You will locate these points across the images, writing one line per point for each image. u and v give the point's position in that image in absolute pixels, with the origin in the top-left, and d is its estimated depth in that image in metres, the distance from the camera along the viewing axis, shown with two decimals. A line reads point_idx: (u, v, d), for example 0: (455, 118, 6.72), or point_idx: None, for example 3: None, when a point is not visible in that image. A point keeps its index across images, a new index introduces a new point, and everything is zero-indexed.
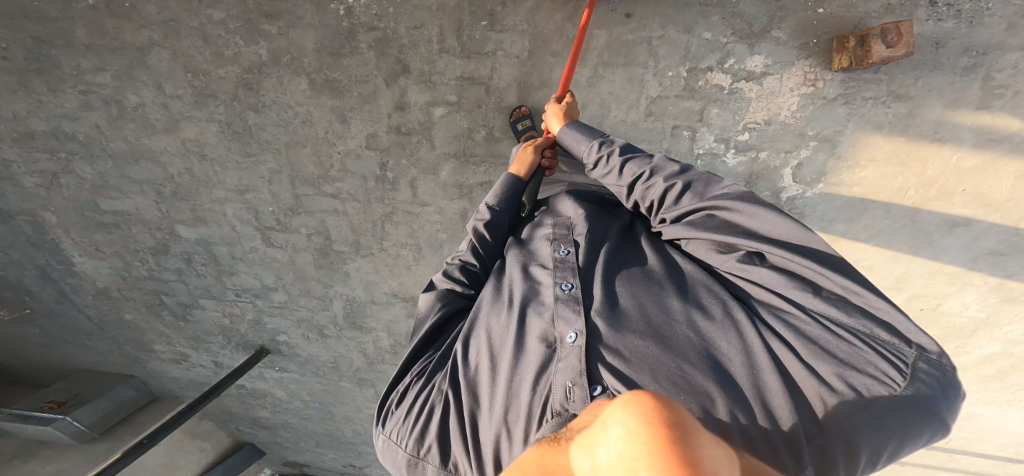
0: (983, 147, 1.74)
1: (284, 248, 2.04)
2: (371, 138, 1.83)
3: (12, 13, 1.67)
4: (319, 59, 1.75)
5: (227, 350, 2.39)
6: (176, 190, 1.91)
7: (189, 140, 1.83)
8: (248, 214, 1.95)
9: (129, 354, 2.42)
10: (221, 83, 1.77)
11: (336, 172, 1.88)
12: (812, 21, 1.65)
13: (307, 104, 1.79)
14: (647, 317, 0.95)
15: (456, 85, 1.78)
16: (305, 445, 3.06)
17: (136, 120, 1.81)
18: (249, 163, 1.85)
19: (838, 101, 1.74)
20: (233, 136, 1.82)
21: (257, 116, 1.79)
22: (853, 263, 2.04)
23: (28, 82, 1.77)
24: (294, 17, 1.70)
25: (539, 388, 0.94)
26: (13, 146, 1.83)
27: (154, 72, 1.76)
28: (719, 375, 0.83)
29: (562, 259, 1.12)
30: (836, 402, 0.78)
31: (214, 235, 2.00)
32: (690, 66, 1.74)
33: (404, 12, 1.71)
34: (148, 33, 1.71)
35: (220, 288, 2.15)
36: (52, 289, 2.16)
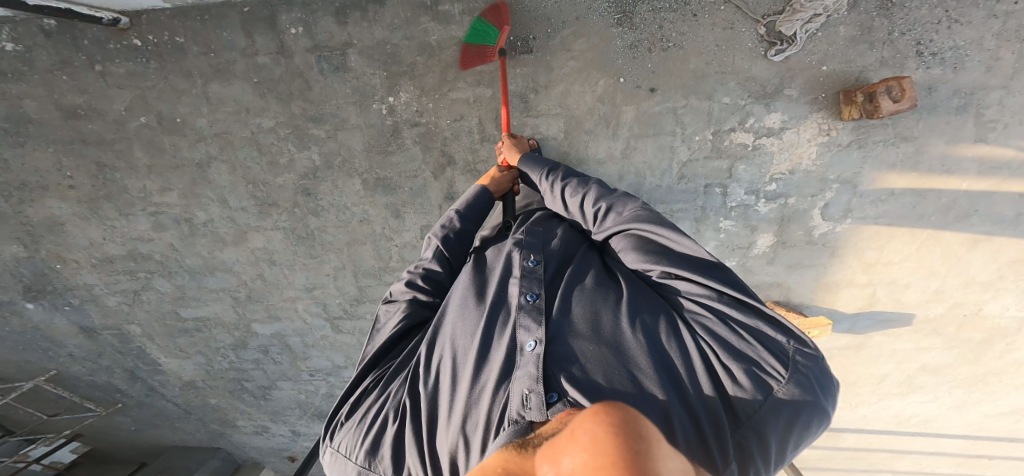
0: (986, 175, 1.72)
1: (351, 332, 2.23)
2: (424, 229, 2.00)
3: (72, 139, 1.93)
4: (369, 158, 1.91)
5: (303, 419, 2.57)
6: (250, 293, 2.12)
7: (257, 249, 2.04)
8: (317, 307, 2.15)
9: (214, 430, 2.63)
10: (279, 191, 1.95)
11: (395, 263, 2.06)
12: (818, 78, 1.67)
13: (362, 204, 1.96)
14: (593, 325, 1.00)
15: (500, 171, 1.92)
16: None
17: (206, 235, 2.02)
18: (316, 263, 2.05)
19: (852, 146, 1.73)
20: (297, 241, 2.01)
21: (318, 219, 1.98)
22: (889, 281, 1.94)
23: (99, 208, 2.01)
24: (339, 118, 1.90)
25: (501, 394, 0.94)
26: (93, 271, 2.08)
27: (216, 186, 1.96)
28: (648, 376, 0.89)
29: (530, 271, 1.14)
30: (744, 395, 0.88)
31: (287, 329, 2.22)
32: (713, 129, 1.78)
33: (443, 106, 1.87)
34: (203, 146, 1.95)
35: (296, 371, 2.35)
36: (140, 386, 2.39)
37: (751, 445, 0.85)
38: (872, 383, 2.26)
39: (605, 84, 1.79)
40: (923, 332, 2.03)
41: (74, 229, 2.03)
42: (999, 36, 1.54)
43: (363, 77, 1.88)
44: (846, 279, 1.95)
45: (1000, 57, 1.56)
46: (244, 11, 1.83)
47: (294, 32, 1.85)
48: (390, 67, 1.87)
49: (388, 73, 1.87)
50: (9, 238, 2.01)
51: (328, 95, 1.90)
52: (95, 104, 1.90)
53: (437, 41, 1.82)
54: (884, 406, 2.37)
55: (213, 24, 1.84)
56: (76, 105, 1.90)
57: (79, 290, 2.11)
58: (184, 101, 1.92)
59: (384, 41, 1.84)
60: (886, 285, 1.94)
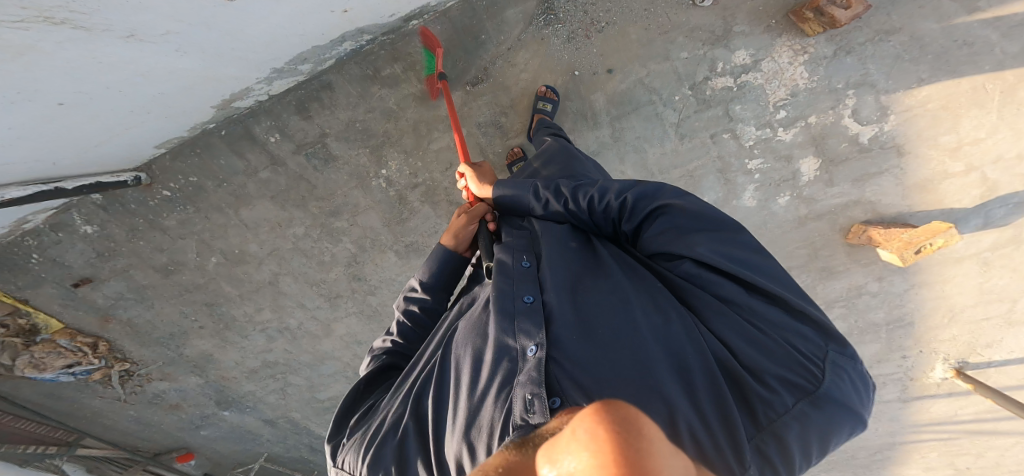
0: (1015, 34, 1.60)
1: None
2: None
3: (181, 292, 2.27)
4: (391, 231, 2.04)
5: None
6: (356, 370, 2.53)
7: (343, 335, 2.38)
8: None
9: None
10: (337, 283, 2.19)
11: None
12: (758, 8, 1.71)
13: (406, 272, 2.13)
14: (592, 325, 0.84)
15: None
16: None
17: (304, 334, 2.38)
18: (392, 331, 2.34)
19: (840, 54, 1.71)
20: (369, 318, 2.30)
21: (376, 296, 2.22)
22: (995, 159, 1.74)
23: (225, 335, 2.41)
24: (351, 205, 2.00)
25: (503, 401, 0.79)
26: (249, 380, 2.59)
27: (291, 294, 2.26)
28: (654, 373, 0.74)
29: (522, 273, 0.99)
30: (773, 401, 0.74)
31: None
32: (689, 84, 1.78)
33: (431, 159, 1.92)
34: (265, 265, 2.19)
35: None
36: (322, 453, 3.08)
37: (772, 451, 0.73)
38: None
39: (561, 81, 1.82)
40: None
41: (220, 355, 2.49)
42: None
43: (351, 160, 1.92)
44: (940, 172, 1.77)
45: None
46: (223, 134, 1.91)
47: (274, 140, 1.90)
48: (368, 142, 1.89)
49: (370, 148, 1.90)
50: (187, 372, 2.53)
51: (332, 188, 1.97)
52: (179, 258, 2.19)
53: (396, 104, 1.84)
54: None
55: (208, 156, 1.95)
56: (164, 263, 2.19)
57: (248, 396, 2.67)
58: (233, 234, 2.13)
59: (352, 121, 1.86)
60: (993, 165, 1.74)
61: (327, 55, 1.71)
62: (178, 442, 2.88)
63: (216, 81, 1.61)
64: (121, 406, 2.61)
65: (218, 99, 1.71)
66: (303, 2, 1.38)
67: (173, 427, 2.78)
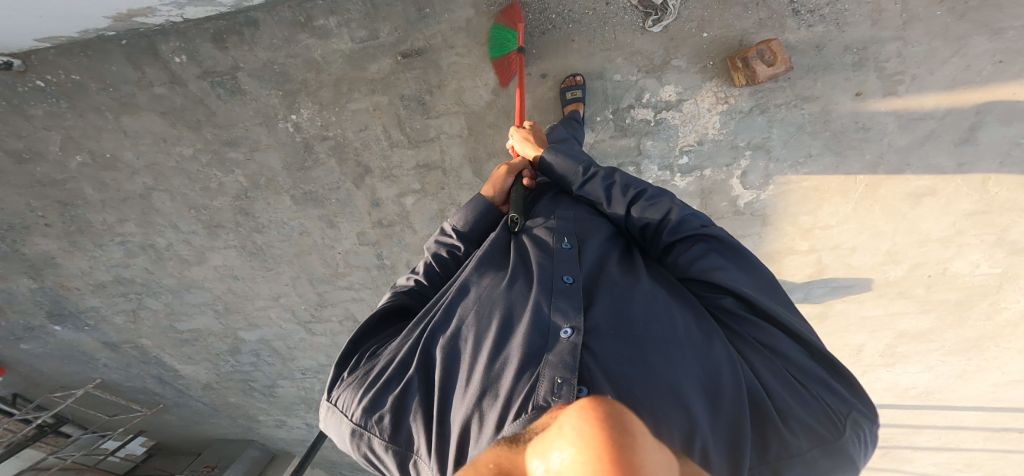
0: (908, 127, 1.78)
1: (325, 334, 2.64)
2: (361, 235, 2.24)
3: (33, 184, 2.08)
4: (290, 176, 2.08)
5: (311, 412, 3.09)
6: (227, 305, 2.51)
7: (220, 267, 2.36)
8: (287, 313, 2.53)
9: (242, 424, 3.27)
10: (220, 213, 2.18)
11: (343, 269, 2.35)
12: (702, 45, 1.74)
13: (298, 219, 2.19)
14: (634, 325, 0.90)
15: (417, 174, 2.05)
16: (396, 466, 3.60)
17: (172, 258, 2.32)
18: (273, 274, 2.38)
19: (755, 111, 1.82)
20: (250, 255, 2.31)
21: (262, 235, 2.25)
22: (834, 246, 2.09)
23: (76, 241, 2.25)
24: (251, 140, 2.01)
25: (524, 377, 0.82)
26: (94, 294, 2.43)
27: (164, 213, 2.19)
28: (689, 384, 0.81)
29: (564, 254, 1.06)
30: (785, 439, 0.79)
31: (269, 334, 2.66)
32: (613, 108, 1.86)
33: (347, 117, 1.96)
34: (140, 178, 2.09)
35: (289, 370, 2.85)
36: (170, 388, 2.97)
37: None
38: (852, 355, 2.48)
39: (499, 75, 1.85)
40: (888, 295, 2.18)
41: (64, 261, 2.31)
42: None
43: (261, 98, 1.93)
44: (787, 248, 2.14)
45: (885, 8, 1.63)
46: (124, 44, 1.82)
47: (179, 61, 1.85)
48: (284, 87, 1.91)
49: (284, 92, 1.92)
50: (19, 272, 2.31)
51: (234, 118, 1.96)
52: (36, 148, 2.00)
53: (322, 56, 1.86)
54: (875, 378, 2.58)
55: (99, 59, 1.84)
56: (19, 150, 2.00)
57: (89, 312, 2.50)
58: (107, 138, 2.00)
59: (270, 62, 1.86)
60: (829, 250, 2.10)
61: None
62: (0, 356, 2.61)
63: None
64: None
65: (114, 11, 1.65)
66: None
67: None
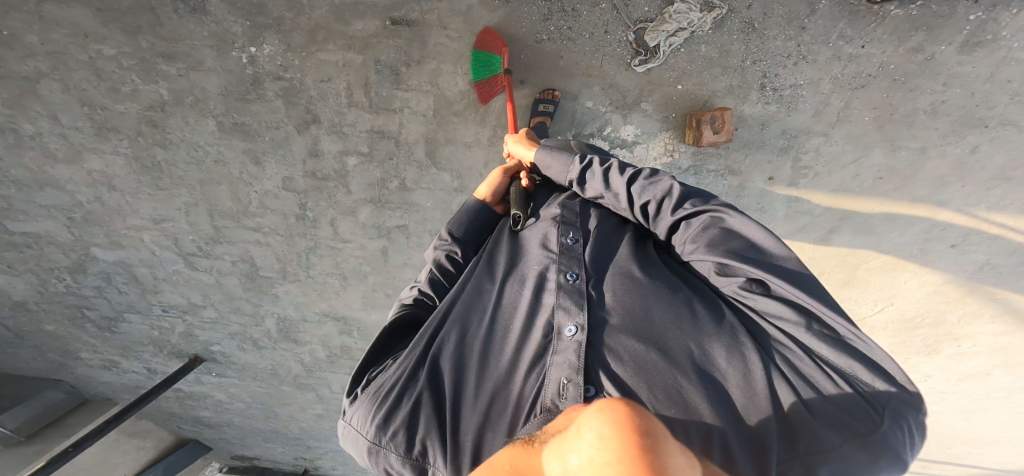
0: (793, 217, 2.10)
1: (209, 272, 2.14)
2: (286, 180, 1.96)
3: None
4: (225, 102, 1.84)
5: (159, 359, 2.43)
6: (87, 215, 1.99)
7: (95, 172, 1.91)
8: (166, 241, 2.06)
9: (54, 361, 2.41)
10: (121, 118, 1.83)
11: (256, 209, 2.00)
12: (672, 96, 1.86)
13: (218, 145, 1.90)
14: (640, 320, 1.01)
15: (368, 137, 1.90)
16: (252, 441, 2.93)
17: (35, 149, 1.85)
18: (164, 196, 1.97)
19: (690, 172, 2.00)
20: (140, 170, 1.92)
21: (166, 152, 1.90)
22: None
23: None
24: (193, 60, 1.77)
25: (535, 376, 1.00)
26: None
27: (45, 102, 1.78)
28: (700, 384, 0.89)
29: (569, 249, 1.19)
30: (809, 428, 0.81)
31: (133, 258, 2.10)
32: (576, 131, 1.91)
33: (311, 65, 1.81)
34: (33, 62, 1.71)
35: (145, 304, 2.23)
36: None
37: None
38: None
39: None
40: None
41: None
42: (835, 81, 1.79)
43: (224, 23, 1.73)
44: None
45: (830, 104, 1.83)
46: None
47: None
48: (254, 19, 1.73)
49: (252, 23, 1.74)
50: None
51: (182, 34, 1.73)
52: None
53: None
54: None
55: None
56: None
57: None
58: (12, 15, 1.65)
59: None
60: None
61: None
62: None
63: None
64: None
65: None
66: None
67: None
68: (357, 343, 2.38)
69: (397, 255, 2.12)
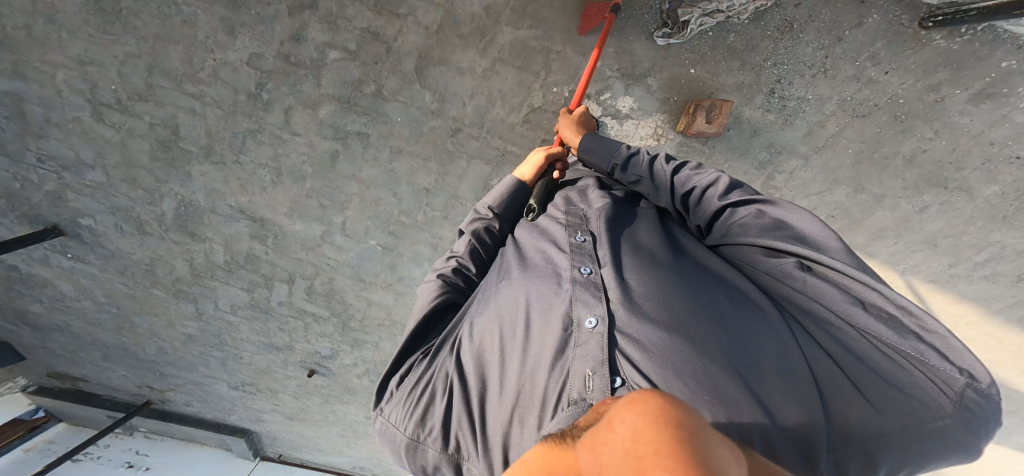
0: None
1: (116, 128, 1.78)
2: (253, 56, 1.72)
3: None
4: None
5: (2, 218, 1.88)
6: None
7: (41, 2, 1.55)
8: (82, 85, 1.69)
9: None
10: None
11: (205, 77, 1.73)
12: (682, 78, 1.84)
13: (195, 6, 1.62)
14: (672, 305, 0.91)
15: (359, 36, 1.73)
16: (85, 357, 2.38)
17: None
18: (105, 40, 1.64)
19: (670, 160, 1.99)
20: (96, 13, 1.59)
21: (133, 2, 1.59)
22: None
23: None
24: None
25: (558, 369, 0.89)
26: None
27: None
28: (755, 374, 0.80)
29: (580, 247, 1.09)
30: (871, 420, 0.76)
31: (31, 93, 1.69)
32: (573, 87, 1.87)
33: None
34: None
35: (17, 147, 1.76)
36: None
37: (855, 464, 0.76)
38: None
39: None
40: None
41: None
42: (842, 104, 1.79)
43: None
44: None
45: (824, 126, 1.85)
46: None
47: None
48: None
49: None
50: None
51: None
52: None
53: None
54: None
55: None
56: None
57: None
58: None
59: None
60: None
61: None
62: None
63: None
64: None
65: None
66: None
67: None
68: (266, 254, 2.07)
69: (347, 164, 1.91)
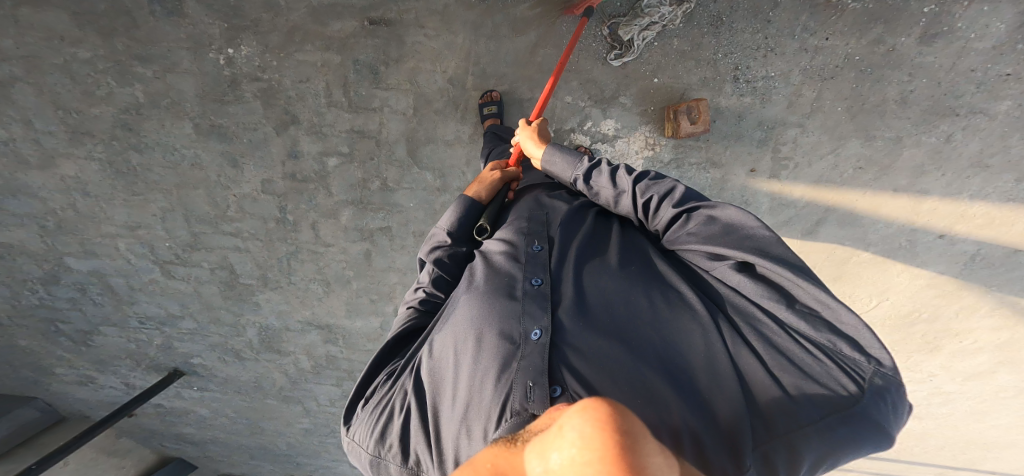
0: (777, 210, 2.05)
1: (186, 280, 2.07)
2: (265, 183, 1.90)
3: None
4: (202, 105, 1.77)
5: (138, 372, 2.33)
6: (59, 223, 1.89)
7: (68, 177, 1.82)
8: (141, 248, 1.98)
9: (25, 378, 2.26)
10: (95, 123, 1.75)
11: (232, 213, 1.94)
12: (649, 89, 1.88)
13: (193, 148, 1.83)
14: (604, 313, 0.89)
15: (347, 138, 1.86)
16: (237, 458, 2.88)
17: (6, 155, 1.76)
18: (138, 201, 1.89)
19: (672, 164, 1.98)
20: (114, 175, 1.84)
21: (140, 156, 1.82)
22: None
23: None
24: (169, 61, 1.71)
25: (502, 383, 0.80)
26: None
27: (18, 107, 1.70)
28: (666, 380, 0.78)
29: (533, 258, 1.01)
30: (786, 404, 0.75)
31: (108, 268, 2.01)
32: (556, 127, 1.92)
33: (289, 66, 1.77)
34: (7, 67, 1.65)
35: (121, 316, 2.14)
36: None
37: (778, 457, 0.73)
38: None
39: (460, 65, 1.82)
40: None
41: None
42: (806, 71, 1.80)
43: (200, 25, 1.69)
44: None
45: (801, 95, 1.84)
46: None
47: None
48: (230, 20, 1.69)
49: (228, 25, 1.70)
50: None
51: (157, 35, 1.68)
52: None
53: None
54: None
55: None
56: None
57: None
58: None
59: None
60: None
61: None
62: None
63: None
64: None
65: None
66: None
67: None
68: (342, 353, 2.34)
69: (381, 258, 2.09)
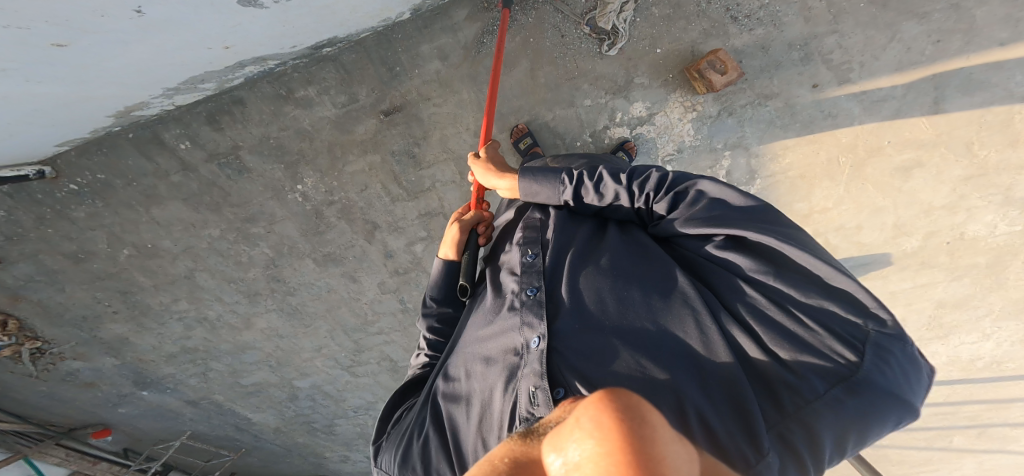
0: (872, 110, 1.76)
1: (367, 375, 2.66)
2: (382, 284, 2.26)
3: (92, 279, 2.18)
4: (308, 241, 2.12)
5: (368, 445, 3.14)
6: (278, 360, 2.54)
7: (266, 329, 2.41)
8: (331, 361, 2.56)
9: (314, 462, 3.26)
10: (255, 282, 2.26)
11: (372, 316, 2.37)
12: (658, 61, 1.77)
13: (321, 276, 2.23)
14: (597, 307, 0.87)
15: (422, 222, 2.09)
16: None
17: (224, 326, 2.39)
18: (311, 330, 2.41)
19: (723, 115, 1.80)
20: (289, 316, 2.36)
21: (296, 297, 2.30)
22: (837, 227, 1.94)
23: (141, 322, 2.33)
24: (267, 214, 2.06)
25: (510, 392, 0.86)
26: (167, 364, 2.49)
27: (208, 289, 2.27)
28: (665, 364, 0.76)
29: (528, 267, 1.01)
30: (799, 386, 0.69)
31: (320, 381, 2.66)
32: (591, 132, 1.85)
33: (346, 180, 1.98)
34: (181, 261, 2.19)
35: (342, 410, 2.85)
36: (247, 435, 2.95)
37: (797, 440, 0.67)
38: None
39: (477, 117, 1.87)
40: (912, 267, 1.99)
41: (134, 340, 2.38)
42: None
43: (266, 173, 1.96)
44: None
45: (812, 7, 1.68)
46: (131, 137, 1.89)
47: (184, 147, 1.91)
48: (284, 159, 1.94)
49: (285, 164, 1.95)
50: (98, 354, 2.37)
51: (246, 196, 2.02)
52: (85, 244, 2.09)
53: (311, 124, 1.87)
54: (931, 355, 2.25)
55: (115, 155, 1.92)
56: (73, 251, 2.09)
57: (166, 381, 2.56)
58: (145, 230, 2.09)
59: (266, 136, 1.89)
60: (835, 232, 1.94)
61: (268, 55, 1.65)
62: (92, 417, 2.61)
63: (98, 99, 1.60)
64: (33, 381, 2.37)
65: (117, 109, 1.69)
66: (175, 39, 1.40)
67: (89, 405, 2.55)
68: None
69: None
